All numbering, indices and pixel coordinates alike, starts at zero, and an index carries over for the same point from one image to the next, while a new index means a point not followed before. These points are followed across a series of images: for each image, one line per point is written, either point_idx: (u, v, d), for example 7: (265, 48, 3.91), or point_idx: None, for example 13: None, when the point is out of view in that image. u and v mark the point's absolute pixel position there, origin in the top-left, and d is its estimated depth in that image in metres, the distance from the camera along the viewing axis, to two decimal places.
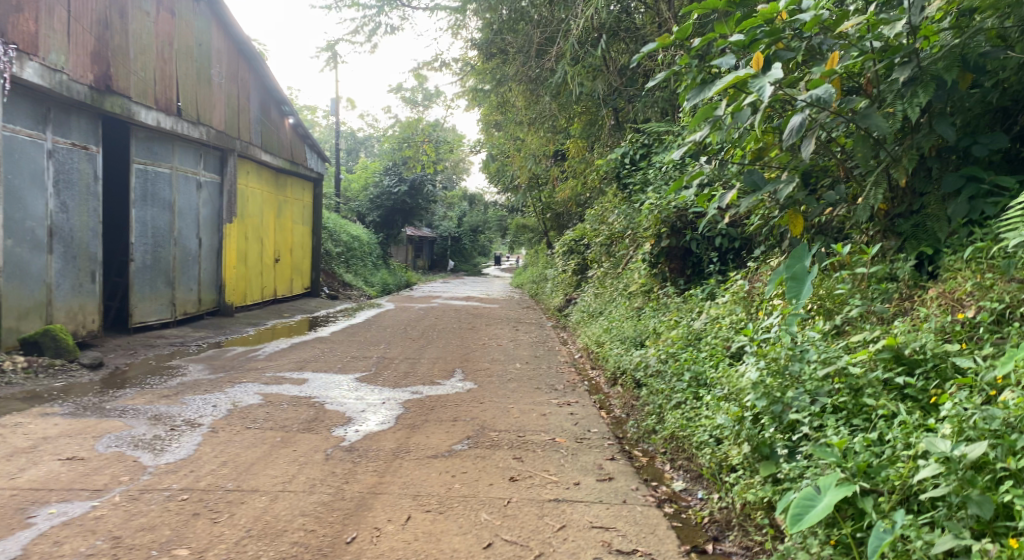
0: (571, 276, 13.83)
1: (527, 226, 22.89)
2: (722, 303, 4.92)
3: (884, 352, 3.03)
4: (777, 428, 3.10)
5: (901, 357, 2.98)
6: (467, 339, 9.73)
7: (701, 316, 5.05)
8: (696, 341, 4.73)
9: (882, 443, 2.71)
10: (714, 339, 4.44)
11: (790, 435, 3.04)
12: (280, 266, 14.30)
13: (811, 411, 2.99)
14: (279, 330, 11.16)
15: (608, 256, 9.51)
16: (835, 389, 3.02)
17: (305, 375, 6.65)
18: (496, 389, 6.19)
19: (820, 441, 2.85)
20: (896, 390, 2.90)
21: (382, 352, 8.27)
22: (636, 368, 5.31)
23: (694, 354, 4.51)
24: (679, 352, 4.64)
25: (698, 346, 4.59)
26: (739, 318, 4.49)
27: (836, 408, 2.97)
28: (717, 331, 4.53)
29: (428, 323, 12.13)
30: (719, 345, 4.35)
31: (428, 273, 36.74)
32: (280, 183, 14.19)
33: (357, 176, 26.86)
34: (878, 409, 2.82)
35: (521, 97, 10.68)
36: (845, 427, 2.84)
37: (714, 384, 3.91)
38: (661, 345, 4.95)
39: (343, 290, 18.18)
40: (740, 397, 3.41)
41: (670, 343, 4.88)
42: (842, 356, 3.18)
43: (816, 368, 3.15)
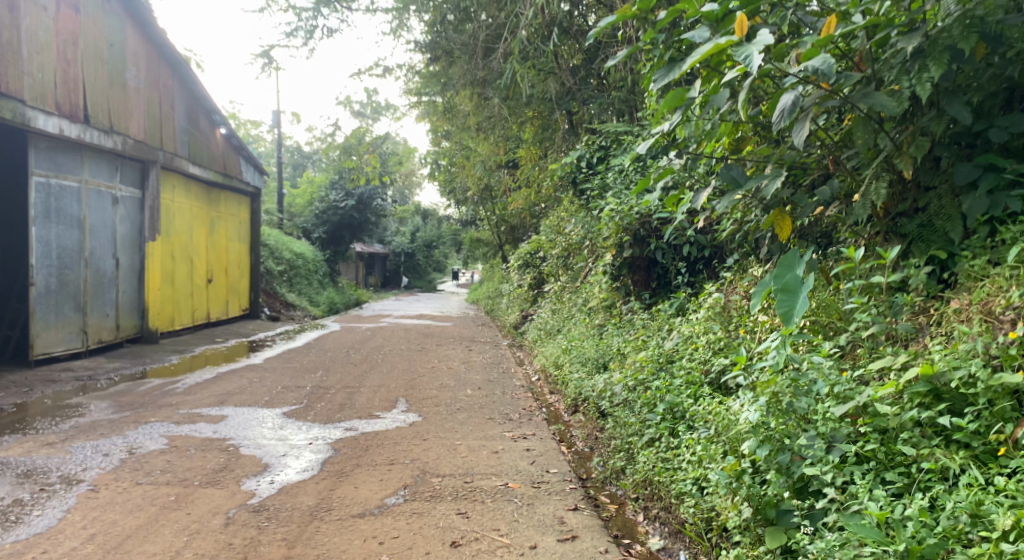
0: (527, 291, 13.26)
1: (480, 240, 22.31)
2: (694, 320, 4.35)
3: (918, 385, 2.55)
4: (787, 485, 2.59)
5: (940, 392, 2.51)
6: (416, 362, 9.02)
7: (672, 334, 4.47)
8: (668, 365, 4.14)
9: (935, 510, 2.24)
10: (689, 363, 3.88)
11: (805, 497, 2.55)
12: (214, 286, 13.35)
13: (831, 463, 2.51)
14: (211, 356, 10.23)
15: (564, 270, 8.95)
16: (860, 435, 2.57)
17: (226, 411, 5.84)
18: (443, 421, 5.51)
19: (850, 507, 2.36)
20: (939, 434, 2.45)
21: (319, 380, 7.49)
22: (600, 395, 4.72)
23: (665, 380, 3.95)
24: (647, 377, 4.08)
25: (670, 369, 4.03)
26: (715, 338, 3.94)
27: (862, 458, 2.52)
28: (692, 354, 3.96)
29: (374, 345, 11.34)
30: (696, 370, 3.79)
31: (380, 291, 35.74)
32: (212, 197, 13.29)
33: (303, 190, 25.88)
34: (921, 462, 2.37)
35: (469, 101, 10.11)
36: (879, 487, 2.37)
37: (697, 420, 3.34)
38: (626, 369, 4.38)
39: (287, 311, 17.19)
40: (735, 442, 2.89)
41: (637, 366, 4.32)
42: (861, 390, 2.73)
43: (830, 406, 2.70)
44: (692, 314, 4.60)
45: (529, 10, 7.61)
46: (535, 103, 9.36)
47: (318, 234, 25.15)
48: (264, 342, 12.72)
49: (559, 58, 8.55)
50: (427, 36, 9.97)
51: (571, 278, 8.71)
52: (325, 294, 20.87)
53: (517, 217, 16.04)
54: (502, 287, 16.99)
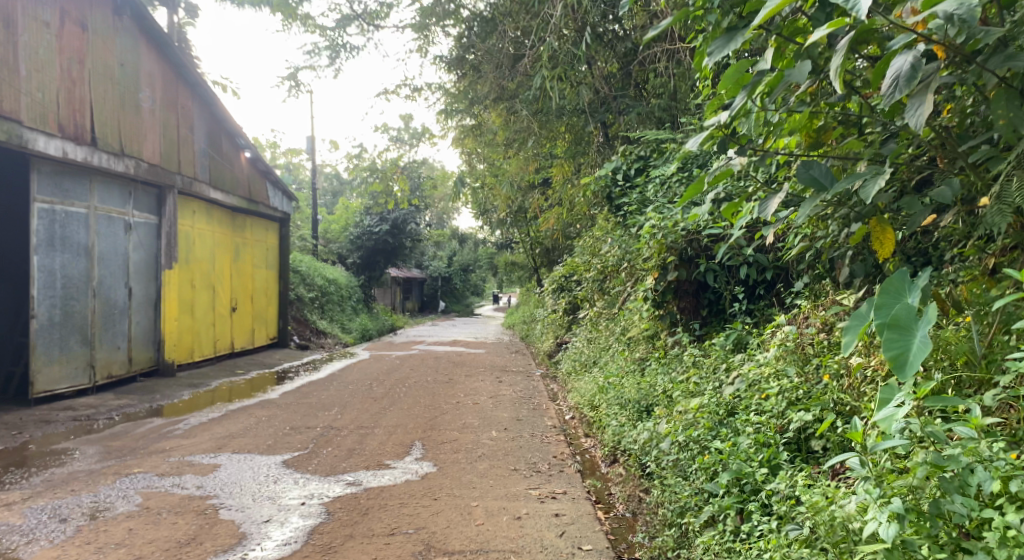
0: (563, 317, 12.47)
1: (515, 264, 21.65)
2: (761, 360, 3.55)
3: None
4: None
5: None
6: (441, 397, 8.31)
7: (733, 377, 3.67)
8: (730, 418, 3.33)
9: None
10: (758, 417, 3.11)
11: None
12: (238, 315, 13.00)
13: None
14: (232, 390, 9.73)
15: (601, 295, 8.17)
16: None
17: (220, 460, 5.22)
18: (461, 473, 4.78)
19: None
20: None
21: (332, 420, 6.84)
22: (644, 450, 3.92)
23: (726, 439, 3.15)
24: (701, 430, 3.30)
25: (731, 423, 3.23)
26: (791, 387, 3.14)
27: None
28: (762, 406, 3.16)
29: (400, 376, 10.69)
30: (768, 428, 3.01)
31: (416, 316, 35.32)
32: (237, 223, 13.02)
33: (337, 215, 25.62)
34: None
35: (497, 115, 9.48)
36: None
37: (781, 505, 2.57)
38: (674, 419, 3.60)
39: (316, 339, 16.74)
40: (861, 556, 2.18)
41: (688, 417, 3.53)
42: None
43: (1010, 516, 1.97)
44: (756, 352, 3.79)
45: (558, 11, 6.97)
46: (568, 115, 8.67)
47: (352, 259, 24.83)
48: (290, 372, 12.26)
49: (592, 64, 7.86)
50: (452, 48, 9.41)
51: (609, 303, 7.92)
52: (357, 320, 20.42)
53: (552, 239, 15.31)
54: (537, 312, 16.23)
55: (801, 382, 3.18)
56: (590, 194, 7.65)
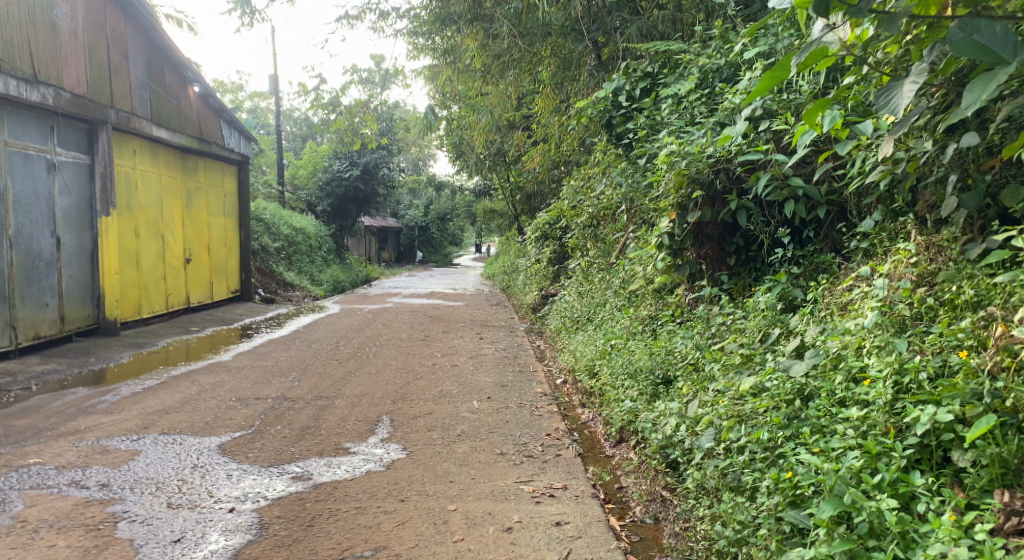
0: (547, 267, 11.57)
1: (495, 211, 20.60)
2: (842, 332, 2.94)
3: None
4: None
5: None
6: (414, 358, 7.41)
7: (801, 347, 3.06)
8: (806, 409, 2.69)
9: None
10: (861, 414, 2.48)
11: None
12: (193, 267, 11.93)
13: None
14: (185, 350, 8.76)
15: (595, 242, 7.25)
16: None
17: (140, 446, 4.29)
18: (436, 460, 3.93)
19: None
20: None
21: (287, 388, 5.92)
22: (672, 441, 3.13)
23: (812, 445, 2.50)
24: (769, 430, 2.67)
25: (811, 421, 2.62)
26: (901, 372, 2.51)
27: None
28: (863, 396, 2.54)
29: (372, 332, 9.77)
30: (882, 431, 2.37)
31: (392, 266, 34.19)
32: (188, 165, 11.83)
33: (305, 160, 24.15)
34: None
35: (473, 37, 8.30)
36: None
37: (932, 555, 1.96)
38: (723, 405, 2.97)
39: (283, 293, 15.71)
40: None
41: (741, 405, 2.93)
42: None
43: None
44: (832, 323, 3.06)
45: None
46: (555, 34, 7.53)
47: (322, 207, 23.54)
48: (254, 328, 11.30)
49: None
50: None
51: (604, 252, 7.01)
52: (328, 272, 19.35)
53: (535, 183, 14.25)
54: (519, 262, 15.33)
55: (918, 361, 2.53)
56: (585, 124, 6.63)
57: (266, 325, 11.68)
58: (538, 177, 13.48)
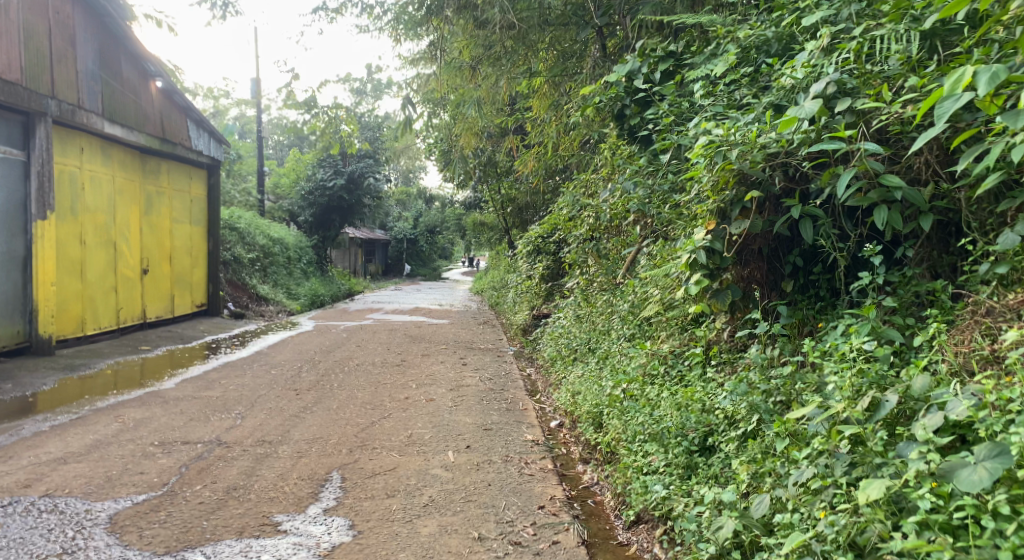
0: (540, 285, 10.62)
1: (484, 224, 19.68)
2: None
3: None
4: None
5: None
6: (386, 390, 6.44)
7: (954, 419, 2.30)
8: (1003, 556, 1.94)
9: None
10: None
11: None
12: (151, 278, 10.89)
13: None
14: (139, 372, 7.84)
15: (596, 259, 6.32)
16: None
17: (7, 515, 3.28)
18: (394, 549, 2.95)
19: None
20: None
21: (227, 429, 4.92)
22: None
23: None
24: None
25: None
26: None
27: None
28: None
29: (343, 355, 8.78)
30: None
31: (378, 280, 33.10)
32: (149, 168, 10.83)
33: (287, 169, 23.14)
34: None
35: (461, 26, 7.38)
36: None
37: None
38: (850, 532, 2.25)
39: (256, 308, 14.66)
40: None
41: (876, 531, 2.20)
42: None
43: None
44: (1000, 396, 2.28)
45: None
46: (554, 23, 6.63)
47: (304, 217, 22.52)
48: (218, 346, 10.32)
49: None
50: None
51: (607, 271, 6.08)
52: (307, 285, 18.31)
53: (528, 195, 13.33)
54: (509, 279, 14.41)
55: None
56: (589, 122, 5.73)
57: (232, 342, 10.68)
58: (532, 188, 12.55)
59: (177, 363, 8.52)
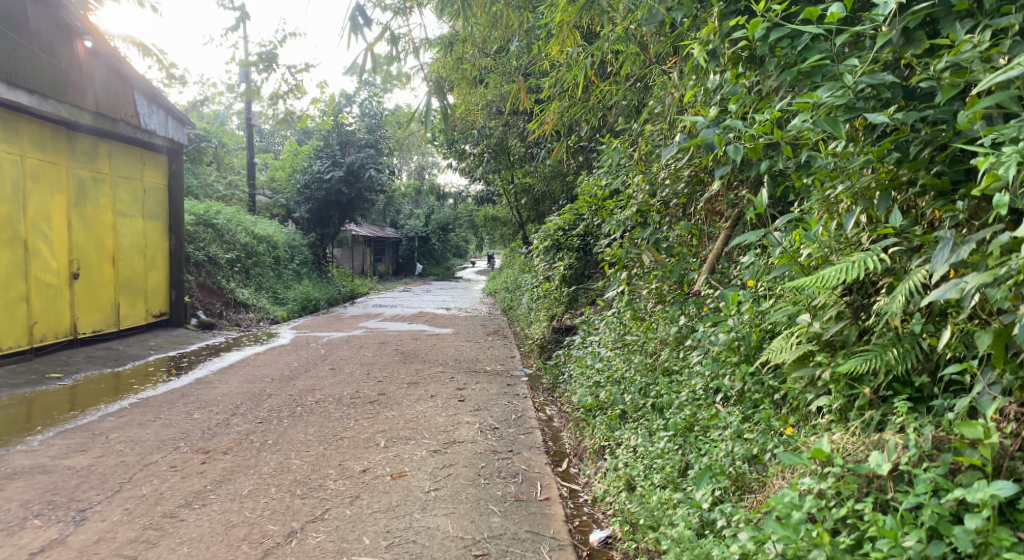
0: (561, 289, 8.51)
1: (497, 218, 17.61)
2: None
3: None
4: None
5: None
6: (341, 452, 4.37)
7: None
8: None
9: None
10: None
11: None
12: (86, 284, 8.94)
13: None
14: (29, 412, 5.86)
15: (661, 257, 4.15)
16: None
17: None
18: None
19: None
20: None
21: (26, 559, 2.90)
22: None
23: None
24: None
25: None
26: None
27: None
28: None
29: (307, 385, 6.74)
30: None
31: (387, 280, 31.01)
32: (81, 149, 8.92)
33: (283, 161, 21.10)
34: None
35: None
36: None
37: None
38: None
39: (230, 316, 12.70)
40: None
41: None
42: None
43: None
44: None
45: None
46: None
47: (300, 213, 20.55)
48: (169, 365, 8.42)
49: None
50: None
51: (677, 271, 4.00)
52: (297, 289, 16.29)
53: (546, 180, 11.17)
54: (524, 280, 12.30)
55: None
56: (663, 22, 4.10)
57: (189, 361, 8.73)
58: (552, 171, 10.37)
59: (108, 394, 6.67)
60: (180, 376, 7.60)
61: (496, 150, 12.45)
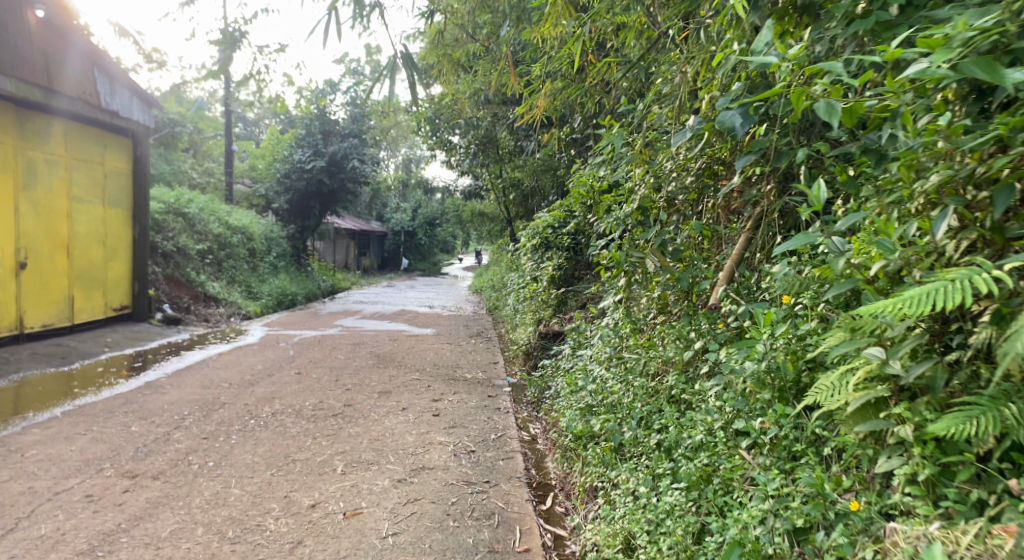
0: (547, 291, 7.96)
1: (484, 215, 17.04)
2: None
3: None
4: None
5: None
6: (291, 480, 3.79)
7: None
8: None
9: None
10: None
11: None
12: (35, 275, 8.25)
13: None
14: None
15: (668, 264, 3.47)
16: None
17: None
18: None
19: None
20: None
21: None
22: None
23: None
24: None
25: None
26: None
27: None
28: None
29: (267, 392, 6.14)
30: None
31: (370, 274, 30.33)
32: (33, 128, 8.23)
33: (263, 149, 20.33)
34: None
35: None
36: None
37: None
38: None
39: (199, 311, 12.00)
40: None
41: None
42: None
43: None
44: None
45: None
46: None
47: (279, 204, 19.80)
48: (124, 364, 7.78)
49: None
50: None
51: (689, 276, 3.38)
52: (273, 283, 15.59)
53: (535, 176, 10.59)
54: (509, 280, 11.75)
55: None
56: None
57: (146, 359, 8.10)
58: (541, 166, 9.79)
59: (46, 397, 5.98)
60: (131, 379, 6.92)
61: (483, 143, 11.85)
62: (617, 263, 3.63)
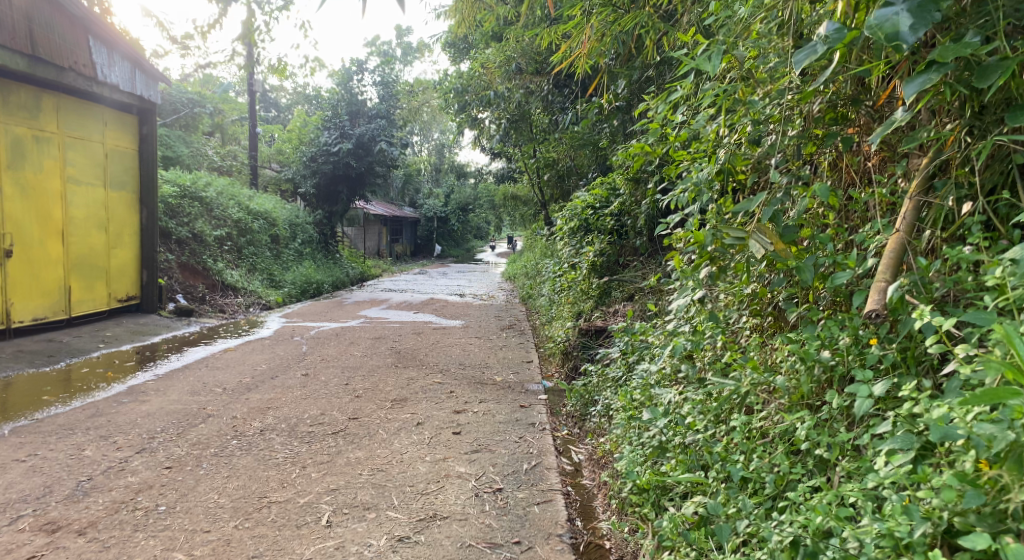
0: (588, 280, 6.92)
1: (518, 198, 15.96)
2: None
3: None
4: None
5: None
6: (254, 540, 2.85)
7: None
8: None
9: None
10: None
11: None
12: (23, 263, 7.55)
13: None
14: None
15: (782, 246, 2.32)
16: None
17: None
18: None
19: None
20: None
21: None
22: None
23: None
24: None
25: None
26: None
27: None
28: None
29: (262, 401, 5.25)
30: None
31: (403, 261, 29.62)
32: (17, 101, 7.52)
33: (289, 132, 19.52)
34: None
35: None
36: None
37: None
38: None
39: (214, 301, 11.26)
40: None
41: None
42: None
43: None
44: None
45: None
46: None
47: (306, 188, 19.03)
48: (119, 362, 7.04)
49: None
50: None
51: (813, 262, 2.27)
52: (296, 270, 14.82)
53: (573, 152, 9.48)
54: (545, 267, 10.69)
55: None
56: None
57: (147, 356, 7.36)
58: (581, 139, 8.67)
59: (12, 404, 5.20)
60: (118, 380, 6.12)
61: (516, 117, 10.76)
62: (704, 245, 2.46)
